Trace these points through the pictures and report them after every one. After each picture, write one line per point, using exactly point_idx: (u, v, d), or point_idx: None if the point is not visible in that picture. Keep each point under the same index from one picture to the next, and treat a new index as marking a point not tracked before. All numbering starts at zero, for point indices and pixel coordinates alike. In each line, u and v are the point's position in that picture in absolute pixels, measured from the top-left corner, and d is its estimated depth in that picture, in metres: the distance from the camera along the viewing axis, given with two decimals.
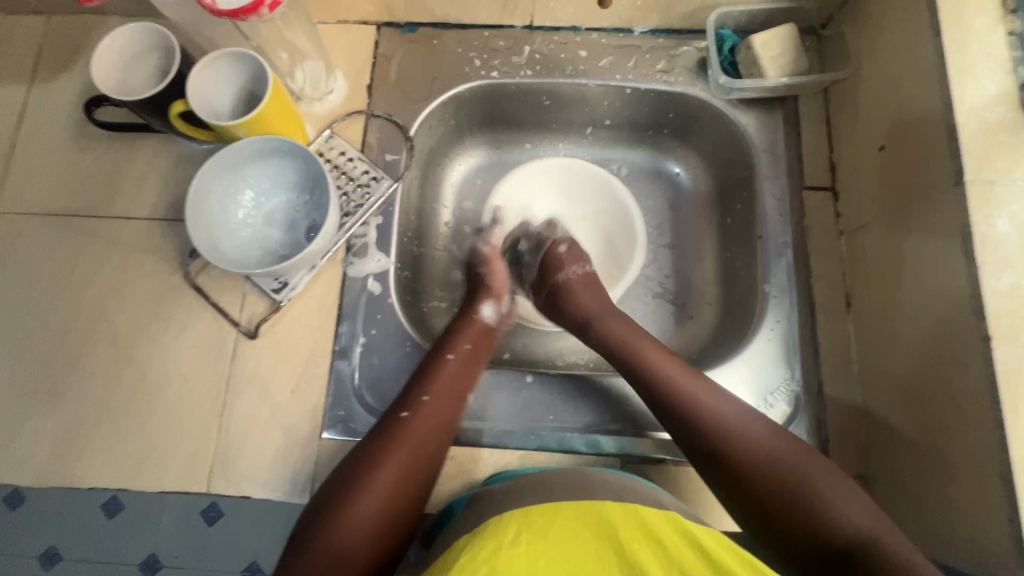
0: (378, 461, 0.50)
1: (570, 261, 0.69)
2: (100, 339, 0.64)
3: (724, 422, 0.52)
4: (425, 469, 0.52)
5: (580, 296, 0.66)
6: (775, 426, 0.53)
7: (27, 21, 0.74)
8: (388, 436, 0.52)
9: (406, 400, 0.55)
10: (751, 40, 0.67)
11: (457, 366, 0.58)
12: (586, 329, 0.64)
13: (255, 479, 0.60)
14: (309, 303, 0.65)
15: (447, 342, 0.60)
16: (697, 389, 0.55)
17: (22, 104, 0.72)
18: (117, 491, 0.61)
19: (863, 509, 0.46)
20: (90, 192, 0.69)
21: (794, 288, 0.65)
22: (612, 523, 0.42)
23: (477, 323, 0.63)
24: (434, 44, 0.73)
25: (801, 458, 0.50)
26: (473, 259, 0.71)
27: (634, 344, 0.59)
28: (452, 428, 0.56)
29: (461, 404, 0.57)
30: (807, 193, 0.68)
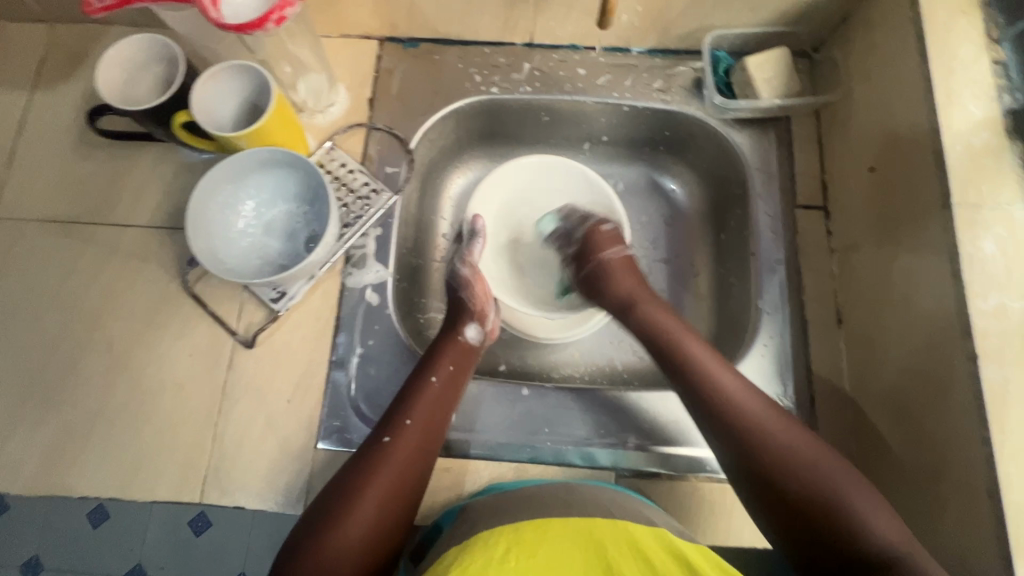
0: (361, 483, 0.51)
1: (612, 243, 0.69)
2: (95, 346, 0.64)
3: (766, 437, 0.51)
4: (409, 493, 0.52)
5: (617, 281, 0.66)
6: (811, 435, 0.52)
7: (31, 29, 0.75)
8: (372, 461, 0.52)
9: (389, 425, 0.55)
10: (745, 62, 0.69)
11: (438, 390, 0.58)
12: (630, 313, 0.64)
13: (247, 489, 0.60)
14: (306, 313, 0.65)
15: (434, 363, 0.60)
16: (739, 388, 0.54)
17: (23, 110, 0.72)
18: (103, 499, 0.60)
19: (889, 522, 0.46)
20: (90, 198, 0.69)
21: (787, 304, 0.66)
22: (601, 539, 0.43)
23: (460, 345, 0.63)
24: (436, 59, 0.75)
25: (834, 474, 0.48)
26: (455, 282, 0.68)
27: (677, 340, 0.59)
28: (435, 451, 0.56)
29: (441, 429, 0.57)
30: (799, 212, 0.69)
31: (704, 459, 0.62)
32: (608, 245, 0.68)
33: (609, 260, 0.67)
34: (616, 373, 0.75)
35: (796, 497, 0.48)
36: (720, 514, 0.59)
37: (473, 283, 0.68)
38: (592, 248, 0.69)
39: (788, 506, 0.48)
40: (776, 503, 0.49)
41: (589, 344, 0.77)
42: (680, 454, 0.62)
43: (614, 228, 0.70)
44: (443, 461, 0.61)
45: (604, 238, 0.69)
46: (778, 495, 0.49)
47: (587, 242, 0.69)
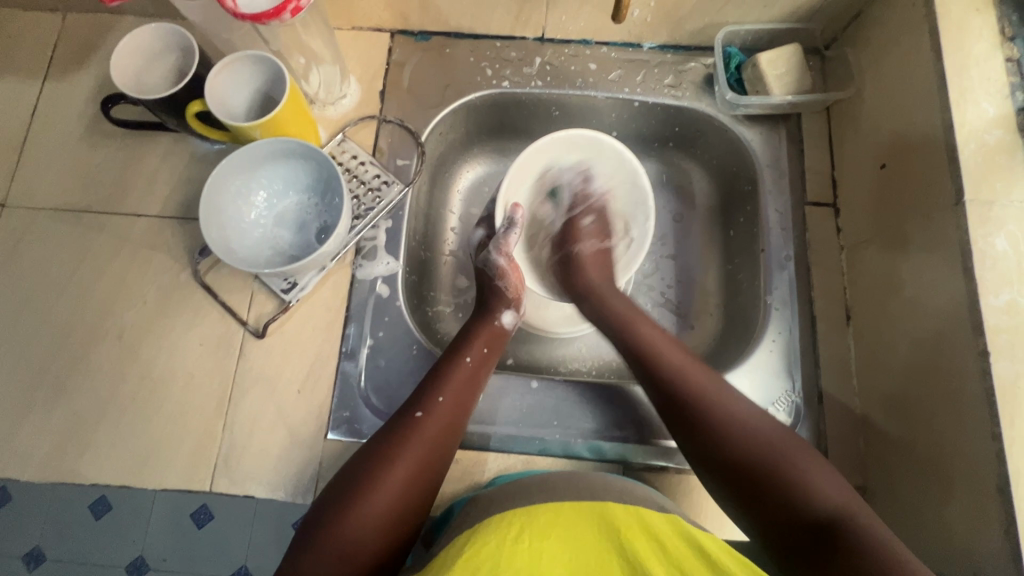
0: (391, 456, 0.51)
1: (589, 234, 0.73)
2: (107, 335, 0.65)
3: (712, 402, 0.53)
4: (437, 468, 0.52)
5: (587, 270, 0.70)
6: (760, 410, 0.53)
7: (43, 19, 0.75)
8: (402, 433, 0.52)
9: (421, 399, 0.55)
10: (757, 58, 0.69)
11: (470, 370, 0.59)
12: (591, 300, 0.67)
13: (257, 479, 0.60)
14: (317, 304, 0.65)
15: (467, 344, 0.61)
16: (687, 365, 0.57)
17: (35, 99, 0.73)
18: (105, 491, 0.60)
19: (837, 487, 0.47)
20: (101, 188, 0.69)
21: (796, 300, 0.67)
22: (614, 522, 0.43)
23: (492, 329, 0.64)
24: (448, 52, 0.75)
25: (780, 441, 0.50)
26: (490, 271, 0.69)
27: (630, 324, 0.62)
28: (462, 431, 0.56)
29: (470, 409, 0.57)
30: (809, 209, 0.69)
31: None
32: (588, 234, 0.73)
33: (578, 252, 0.72)
34: (623, 367, 0.75)
35: (742, 462, 0.50)
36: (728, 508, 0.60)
37: (508, 271, 0.69)
38: (567, 238, 0.74)
39: (736, 473, 0.50)
40: (720, 469, 0.50)
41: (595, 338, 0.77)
42: None
43: (591, 222, 0.74)
44: (451, 453, 0.61)
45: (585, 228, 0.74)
46: (724, 462, 0.50)
47: (569, 230, 0.74)
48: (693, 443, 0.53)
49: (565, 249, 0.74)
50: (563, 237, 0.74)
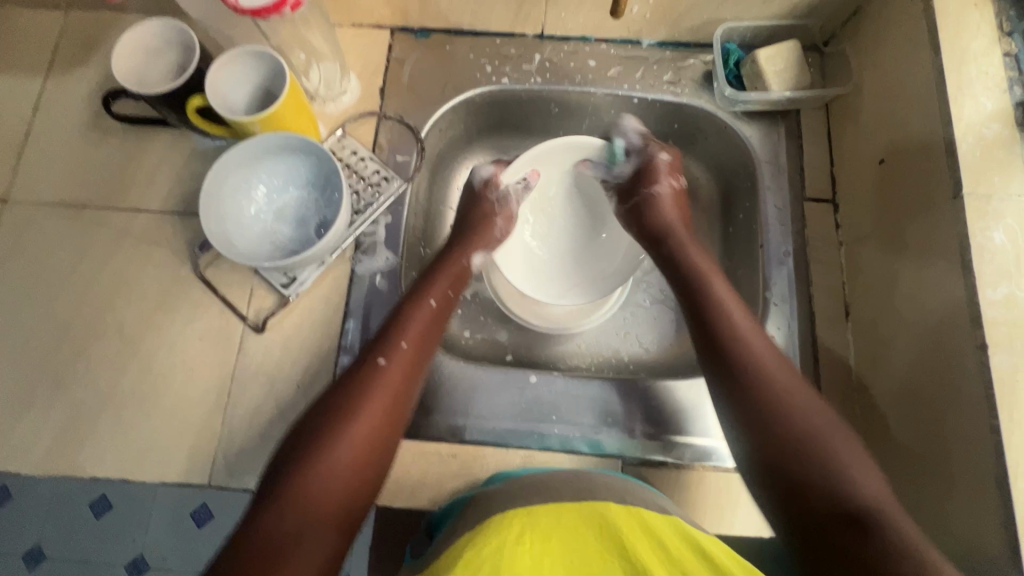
0: (355, 402, 0.51)
1: (666, 175, 0.72)
2: (106, 329, 0.65)
3: (765, 369, 0.53)
4: (399, 412, 0.53)
5: (656, 211, 0.70)
6: (806, 386, 0.53)
7: (45, 16, 0.76)
8: (362, 379, 0.52)
9: (382, 347, 0.55)
10: (755, 54, 0.69)
11: (433, 314, 0.60)
12: (658, 244, 0.68)
13: (256, 472, 0.60)
14: (316, 299, 0.66)
15: (427, 288, 0.62)
16: (748, 331, 0.56)
17: (37, 95, 0.73)
18: (105, 490, 0.60)
19: (875, 482, 0.47)
20: (102, 183, 0.70)
21: (795, 296, 0.67)
22: (615, 524, 0.43)
23: (455, 272, 0.65)
24: (447, 49, 0.75)
25: (813, 421, 0.50)
26: (490, 207, 0.72)
27: (701, 271, 0.62)
28: (423, 373, 0.57)
29: (430, 350, 0.58)
30: (808, 205, 0.70)
31: (710, 450, 0.62)
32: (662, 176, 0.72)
33: (654, 194, 0.71)
34: (622, 364, 0.76)
35: (780, 439, 0.50)
36: (726, 505, 0.60)
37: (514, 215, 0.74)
38: (643, 179, 0.72)
39: (772, 446, 0.50)
40: (758, 436, 0.51)
41: (594, 335, 0.77)
42: (686, 444, 0.63)
43: (666, 159, 0.73)
44: (451, 447, 0.62)
45: (665, 167, 0.73)
46: (761, 431, 0.51)
47: (642, 168, 0.73)
48: (735, 406, 0.53)
49: (640, 192, 0.72)
50: (643, 170, 0.73)
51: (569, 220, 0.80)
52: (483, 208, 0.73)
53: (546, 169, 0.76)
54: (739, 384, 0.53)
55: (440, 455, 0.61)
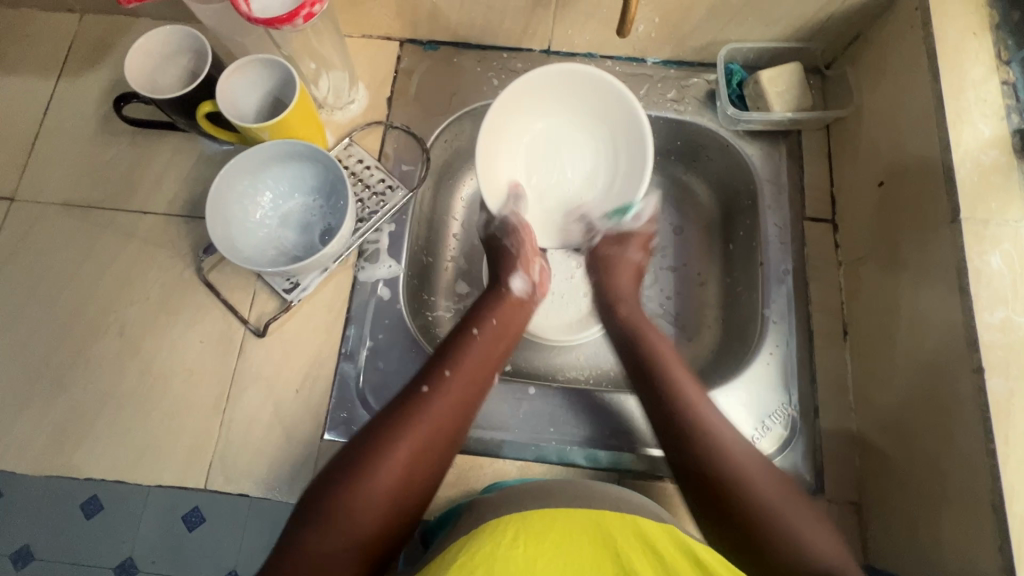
0: (399, 427, 0.50)
1: (639, 244, 0.71)
2: (107, 329, 0.65)
3: (713, 435, 0.53)
4: (444, 444, 0.52)
5: (616, 277, 0.69)
6: (753, 451, 0.53)
7: (60, 20, 0.77)
8: (408, 407, 0.52)
9: (428, 375, 0.54)
10: (759, 75, 0.70)
11: (478, 343, 0.60)
12: (612, 309, 0.67)
13: (252, 477, 0.60)
14: (318, 304, 0.66)
15: (472, 318, 0.62)
16: (697, 397, 0.56)
17: (48, 96, 0.74)
18: (96, 491, 0.60)
19: (832, 546, 0.46)
20: (109, 184, 0.70)
21: (794, 314, 0.67)
22: (609, 530, 0.43)
23: (508, 299, 0.65)
24: (455, 62, 0.76)
25: (769, 489, 0.49)
26: (501, 230, 0.69)
27: (642, 334, 0.63)
28: (472, 406, 0.56)
29: (481, 384, 0.57)
30: (807, 224, 0.70)
31: None
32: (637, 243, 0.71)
33: (607, 252, 0.71)
34: (620, 377, 0.76)
35: (736, 508, 0.49)
36: None
37: (523, 233, 0.68)
38: (616, 240, 0.71)
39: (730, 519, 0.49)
40: (712, 507, 0.50)
41: (593, 347, 0.78)
42: None
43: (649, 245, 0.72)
44: None
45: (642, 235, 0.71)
46: (717, 502, 0.50)
47: (619, 233, 0.71)
48: (689, 476, 0.52)
49: (630, 244, 0.71)
50: (636, 232, 0.71)
51: (585, 143, 0.72)
52: (493, 242, 0.70)
53: (543, 98, 0.70)
54: (690, 453, 0.52)
55: None
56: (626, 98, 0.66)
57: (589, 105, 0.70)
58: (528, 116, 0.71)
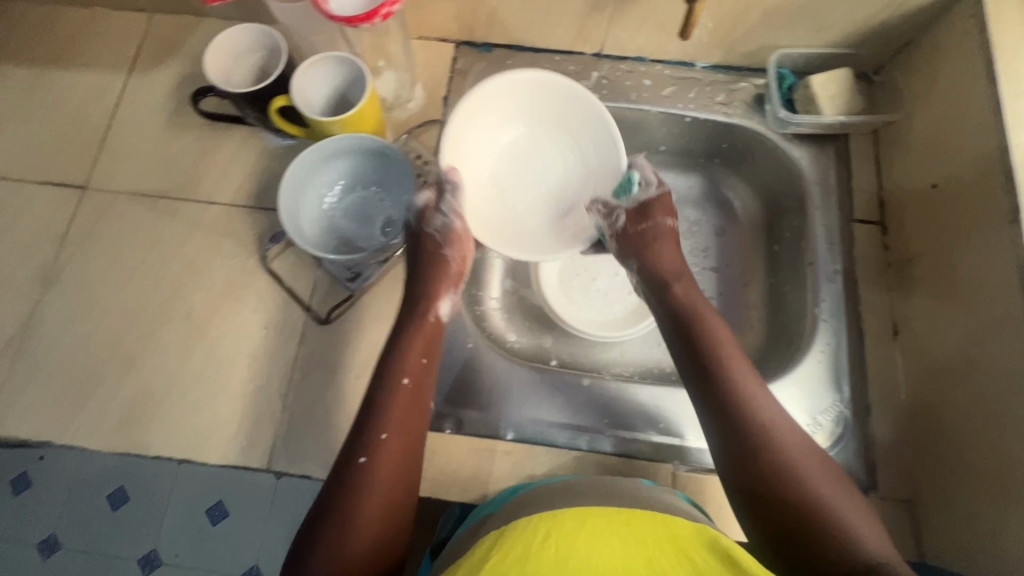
0: (347, 509, 0.47)
1: (665, 214, 0.68)
2: (176, 314, 0.68)
3: (772, 424, 0.52)
4: (400, 508, 0.49)
5: (661, 250, 0.66)
6: (809, 443, 0.52)
7: (131, 18, 0.80)
8: (348, 487, 0.48)
9: (361, 444, 0.50)
10: (809, 80, 0.72)
11: (411, 393, 0.54)
12: (664, 291, 0.64)
13: (313, 459, 0.62)
14: (377, 294, 0.68)
15: (401, 362, 0.55)
16: (755, 386, 0.55)
17: (119, 91, 0.77)
18: (122, 482, 0.62)
19: (881, 539, 0.47)
20: (177, 176, 0.73)
21: (844, 313, 0.68)
22: (636, 530, 0.42)
23: (430, 323, 0.60)
24: (509, 63, 0.79)
25: (822, 480, 0.49)
26: (442, 232, 0.63)
27: (698, 316, 0.61)
28: (417, 456, 0.52)
29: (419, 433, 0.53)
30: (856, 226, 0.71)
31: None
32: (662, 212, 0.68)
33: (643, 227, 0.67)
34: (663, 373, 0.78)
35: (790, 498, 0.49)
36: None
37: (464, 240, 0.64)
38: (642, 213, 0.67)
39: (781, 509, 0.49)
40: (763, 495, 0.50)
41: (636, 344, 0.79)
42: None
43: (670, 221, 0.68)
44: (504, 445, 0.63)
45: (661, 208, 0.68)
46: (768, 491, 0.50)
47: (643, 207, 0.67)
48: (741, 463, 0.51)
49: (651, 220, 0.67)
50: (653, 203, 0.67)
51: (547, 148, 0.71)
52: (431, 243, 0.64)
53: (472, 126, 0.67)
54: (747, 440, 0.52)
55: (494, 451, 0.63)
56: (574, 91, 0.66)
57: (495, 103, 0.68)
58: (472, 151, 0.68)
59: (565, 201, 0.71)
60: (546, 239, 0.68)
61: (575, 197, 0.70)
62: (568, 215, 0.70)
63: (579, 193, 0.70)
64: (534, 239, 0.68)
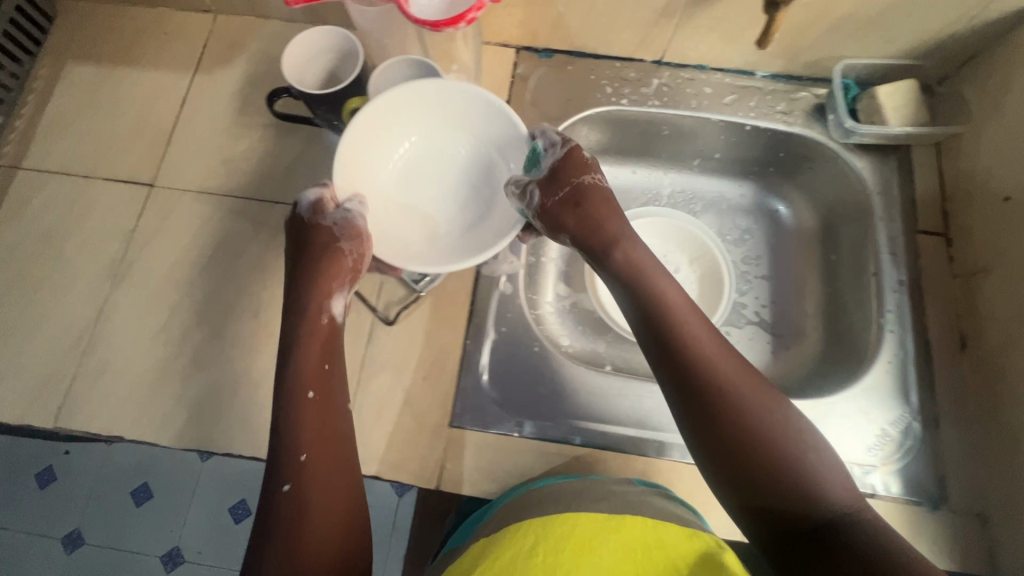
0: (289, 534, 0.47)
1: (580, 171, 0.62)
2: (244, 312, 0.68)
3: (730, 385, 0.50)
4: (344, 522, 0.50)
5: (599, 213, 0.61)
6: (772, 399, 0.50)
7: (195, 18, 0.81)
8: (280, 514, 0.48)
9: (283, 471, 0.50)
10: (875, 90, 0.72)
11: (319, 404, 0.54)
12: (606, 258, 0.60)
13: (382, 460, 0.62)
14: (443, 296, 0.68)
15: (301, 372, 0.55)
16: (715, 349, 0.53)
17: (184, 90, 0.78)
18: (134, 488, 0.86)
19: (842, 491, 0.47)
20: (243, 175, 0.74)
21: (911, 325, 0.68)
22: (628, 535, 0.44)
23: (325, 323, 0.59)
24: (570, 69, 0.79)
25: (785, 438, 0.48)
26: (341, 232, 0.60)
27: (649, 276, 0.58)
28: (348, 466, 0.53)
29: (340, 442, 0.53)
30: (920, 237, 0.71)
31: None
32: (575, 168, 0.62)
33: (577, 188, 0.61)
34: None
35: (752, 458, 0.48)
36: None
37: (365, 234, 0.61)
38: (554, 178, 0.61)
39: (744, 472, 0.48)
40: (726, 459, 0.49)
41: None
42: None
43: (592, 179, 0.62)
44: (572, 449, 0.64)
45: (570, 167, 0.62)
46: (729, 453, 0.48)
47: (553, 172, 0.61)
48: (704, 429, 0.50)
49: (566, 185, 0.61)
50: (561, 166, 0.62)
51: (442, 152, 0.69)
52: (326, 237, 0.60)
53: (373, 149, 0.65)
54: (706, 404, 0.50)
55: (562, 455, 0.63)
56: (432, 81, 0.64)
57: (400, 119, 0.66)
58: (373, 171, 0.66)
59: (474, 205, 0.68)
60: (460, 242, 0.65)
61: (487, 195, 0.68)
62: (487, 213, 0.68)
63: (490, 190, 0.69)
64: (411, 252, 0.64)
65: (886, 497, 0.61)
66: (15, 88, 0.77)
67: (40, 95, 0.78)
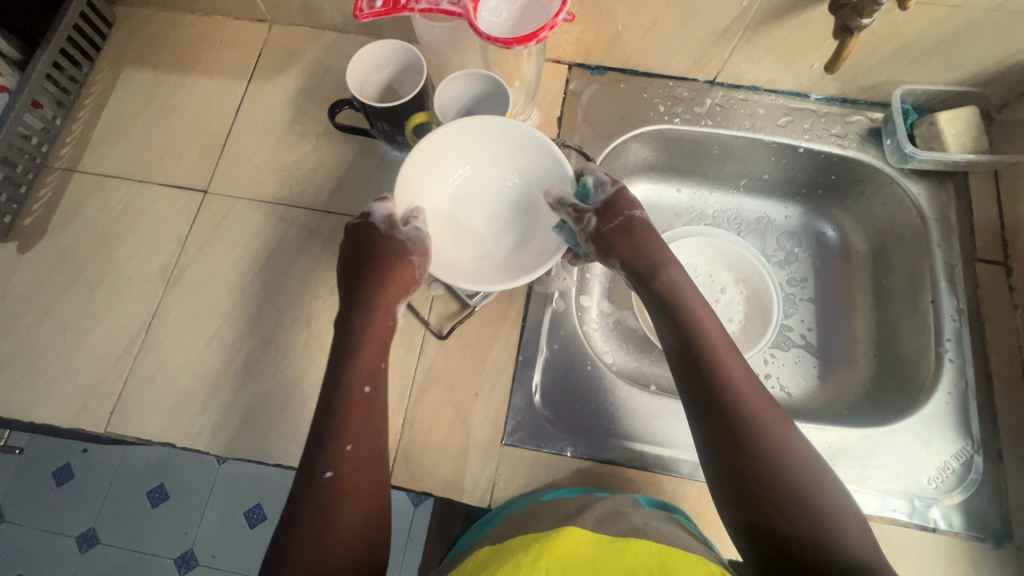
0: (321, 525, 0.46)
1: (631, 206, 0.62)
2: (295, 321, 0.68)
3: (759, 417, 0.50)
4: (375, 520, 0.49)
5: (646, 242, 0.61)
6: (796, 438, 0.50)
7: (251, 28, 0.82)
8: (320, 503, 0.47)
9: (326, 458, 0.49)
10: (935, 116, 0.71)
11: (369, 401, 0.53)
12: (644, 281, 0.59)
13: (434, 477, 0.61)
14: (496, 311, 0.68)
15: (356, 368, 0.54)
16: (745, 381, 0.52)
17: (239, 98, 0.79)
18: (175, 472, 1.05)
19: (861, 540, 0.45)
20: (296, 184, 0.74)
21: (971, 355, 0.66)
22: (632, 557, 0.42)
23: (389, 325, 0.58)
24: (623, 87, 0.79)
25: (807, 478, 0.47)
26: (413, 244, 0.59)
27: (684, 299, 0.57)
28: (383, 464, 0.52)
29: (381, 438, 0.53)
30: (980, 265, 0.70)
31: (882, 499, 0.62)
32: (626, 203, 0.62)
33: (629, 220, 0.61)
34: None
35: (774, 492, 0.46)
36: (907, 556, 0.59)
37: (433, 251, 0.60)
38: (609, 210, 0.61)
39: (765, 505, 0.46)
40: (747, 490, 0.47)
41: None
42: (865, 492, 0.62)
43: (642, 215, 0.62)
44: (626, 471, 0.63)
45: (623, 201, 0.62)
46: (751, 485, 0.47)
47: (608, 203, 0.61)
48: (729, 456, 0.49)
49: (619, 216, 0.61)
50: (614, 200, 0.62)
51: (495, 179, 0.67)
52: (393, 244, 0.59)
53: (433, 164, 0.63)
54: (735, 432, 0.49)
55: (617, 478, 0.62)
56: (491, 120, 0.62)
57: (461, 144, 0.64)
58: (430, 186, 0.64)
59: (518, 232, 0.66)
60: (502, 266, 0.63)
61: (530, 225, 0.66)
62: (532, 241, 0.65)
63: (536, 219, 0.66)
64: (457, 270, 0.62)
65: (948, 532, 0.60)
66: (74, 92, 0.78)
67: (98, 99, 0.79)
